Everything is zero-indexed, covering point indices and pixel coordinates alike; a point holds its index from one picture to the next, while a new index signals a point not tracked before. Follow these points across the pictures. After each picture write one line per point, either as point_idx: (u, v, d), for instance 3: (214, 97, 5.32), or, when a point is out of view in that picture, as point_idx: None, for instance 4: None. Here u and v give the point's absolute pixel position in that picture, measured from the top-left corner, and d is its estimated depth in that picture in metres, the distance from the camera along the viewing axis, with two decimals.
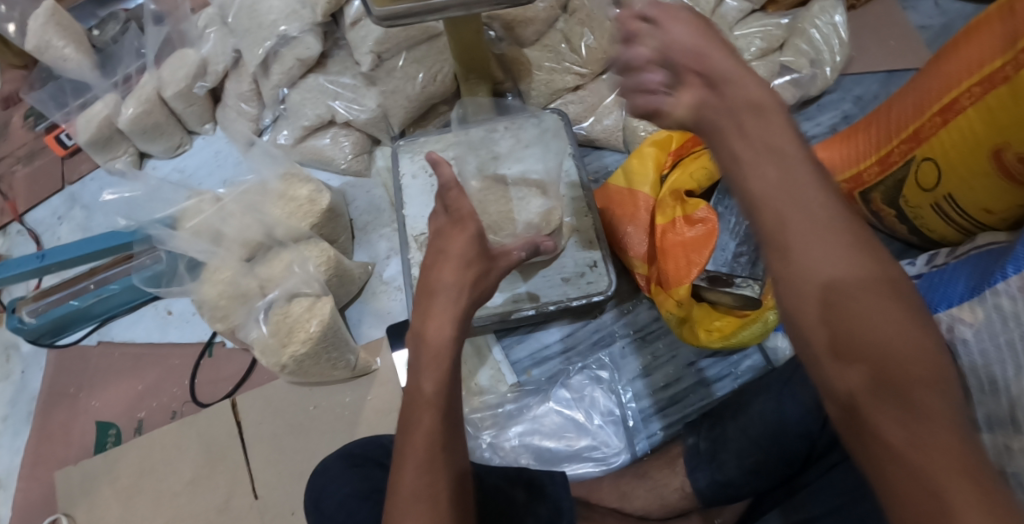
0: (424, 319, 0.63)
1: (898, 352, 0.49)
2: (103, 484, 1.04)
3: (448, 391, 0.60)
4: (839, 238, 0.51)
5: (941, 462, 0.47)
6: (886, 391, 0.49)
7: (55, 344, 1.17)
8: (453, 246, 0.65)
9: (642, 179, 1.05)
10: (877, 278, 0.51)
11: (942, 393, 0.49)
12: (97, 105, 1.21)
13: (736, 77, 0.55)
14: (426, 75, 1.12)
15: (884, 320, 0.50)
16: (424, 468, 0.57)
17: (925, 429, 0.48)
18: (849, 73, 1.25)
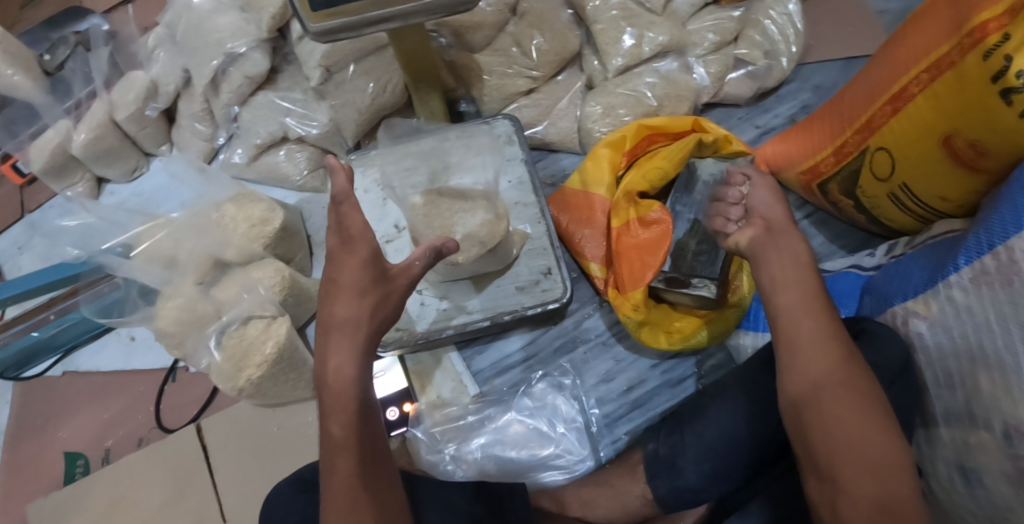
0: (323, 359, 0.70)
1: (867, 425, 0.65)
2: (69, 515, 1.03)
3: (357, 434, 0.69)
4: (826, 334, 0.69)
5: (854, 439, 0.65)
6: (858, 455, 0.64)
7: (20, 377, 1.15)
8: (345, 276, 0.71)
9: (597, 181, 1.04)
10: (854, 367, 0.68)
11: (898, 454, 0.65)
12: (48, 132, 1.20)
13: (785, 229, 0.78)
14: (376, 86, 1.11)
15: (857, 399, 0.67)
16: (347, 509, 0.66)
17: (886, 480, 0.63)
18: (807, 62, 1.25)
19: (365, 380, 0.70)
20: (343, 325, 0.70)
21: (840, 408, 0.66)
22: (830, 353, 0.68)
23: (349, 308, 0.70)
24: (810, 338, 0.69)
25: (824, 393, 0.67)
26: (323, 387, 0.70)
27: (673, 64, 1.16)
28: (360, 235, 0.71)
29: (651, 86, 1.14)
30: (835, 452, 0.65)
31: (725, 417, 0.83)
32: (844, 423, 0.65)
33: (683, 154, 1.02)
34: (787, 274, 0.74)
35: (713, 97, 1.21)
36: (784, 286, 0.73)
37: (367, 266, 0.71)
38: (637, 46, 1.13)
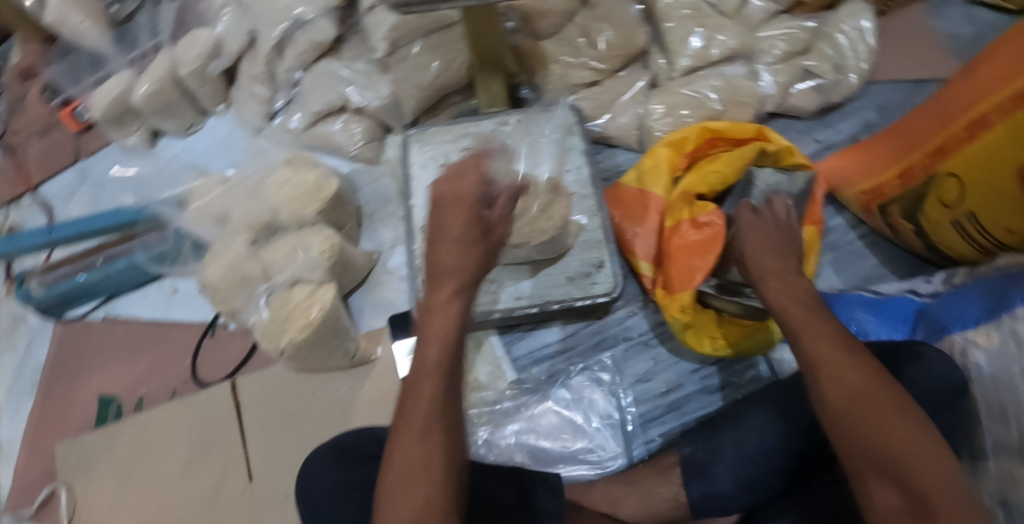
0: (433, 299, 0.70)
1: (888, 437, 0.65)
2: (99, 460, 1.05)
3: (449, 364, 0.68)
4: (837, 356, 0.70)
5: (865, 456, 0.65)
6: (876, 463, 0.65)
7: (62, 317, 1.18)
8: (452, 230, 0.71)
9: (654, 180, 1.03)
10: (871, 382, 0.68)
11: (931, 462, 0.63)
12: (113, 81, 1.21)
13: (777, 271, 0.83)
14: (441, 64, 1.11)
15: (876, 408, 0.66)
16: (420, 436, 0.64)
17: (913, 486, 0.62)
18: (874, 81, 1.22)
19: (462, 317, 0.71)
20: (451, 267, 0.70)
21: (846, 425, 0.67)
22: (840, 372, 0.69)
23: (458, 260, 0.70)
24: (820, 362, 0.71)
25: (840, 413, 0.68)
26: (426, 316, 0.70)
27: (740, 69, 1.14)
28: (469, 189, 0.71)
29: (716, 88, 1.12)
30: (856, 463, 0.66)
31: (765, 428, 0.82)
32: (856, 438, 0.66)
33: (743, 161, 1.03)
34: (782, 305, 0.79)
35: (776, 107, 1.19)
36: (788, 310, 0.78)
37: (470, 221, 0.71)
38: (705, 48, 1.12)
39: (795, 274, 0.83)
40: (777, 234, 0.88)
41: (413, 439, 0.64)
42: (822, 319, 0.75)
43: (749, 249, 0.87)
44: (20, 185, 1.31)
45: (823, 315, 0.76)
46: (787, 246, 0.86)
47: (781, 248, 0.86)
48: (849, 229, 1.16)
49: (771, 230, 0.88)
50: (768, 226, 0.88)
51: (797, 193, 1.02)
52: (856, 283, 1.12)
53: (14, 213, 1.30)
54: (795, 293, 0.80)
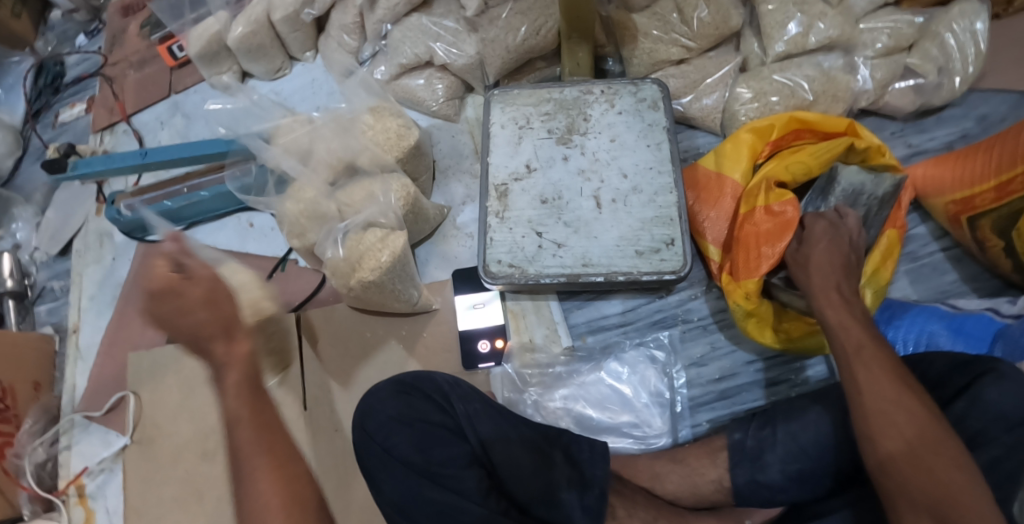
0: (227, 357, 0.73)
1: (932, 473, 0.68)
2: (169, 373, 1.14)
3: (247, 388, 0.73)
4: (889, 390, 0.74)
5: (905, 492, 0.69)
6: (913, 499, 0.68)
7: (145, 240, 1.25)
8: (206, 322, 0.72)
9: (734, 164, 1.01)
10: (923, 420, 0.71)
11: (970, 504, 0.66)
12: (210, 19, 1.25)
13: (832, 286, 0.86)
14: (528, 29, 1.11)
15: (921, 447, 0.70)
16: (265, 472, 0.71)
17: None
18: (978, 88, 1.17)
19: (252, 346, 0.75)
20: (187, 310, 0.72)
21: (888, 455, 0.71)
22: (890, 405, 0.73)
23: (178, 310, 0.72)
24: (870, 394, 0.74)
25: (884, 443, 0.72)
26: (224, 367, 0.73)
27: (838, 60, 1.10)
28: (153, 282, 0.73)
29: (809, 78, 1.09)
30: (892, 496, 0.70)
31: (823, 424, 0.81)
32: (896, 472, 0.70)
33: (830, 155, 1.00)
34: (843, 326, 0.82)
35: (870, 104, 1.14)
36: (844, 335, 0.81)
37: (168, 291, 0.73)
38: (802, 35, 1.08)
39: (855, 296, 0.86)
40: (838, 246, 0.90)
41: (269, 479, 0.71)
42: (879, 347, 0.78)
43: (808, 256, 0.90)
44: (115, 113, 1.35)
45: (881, 346, 0.78)
46: (848, 262, 0.89)
47: (842, 266, 0.88)
48: (930, 240, 1.10)
49: (838, 245, 0.90)
50: (837, 243, 0.90)
51: (880, 197, 0.99)
52: (932, 296, 1.07)
53: (107, 137, 1.34)
54: (856, 316, 0.82)
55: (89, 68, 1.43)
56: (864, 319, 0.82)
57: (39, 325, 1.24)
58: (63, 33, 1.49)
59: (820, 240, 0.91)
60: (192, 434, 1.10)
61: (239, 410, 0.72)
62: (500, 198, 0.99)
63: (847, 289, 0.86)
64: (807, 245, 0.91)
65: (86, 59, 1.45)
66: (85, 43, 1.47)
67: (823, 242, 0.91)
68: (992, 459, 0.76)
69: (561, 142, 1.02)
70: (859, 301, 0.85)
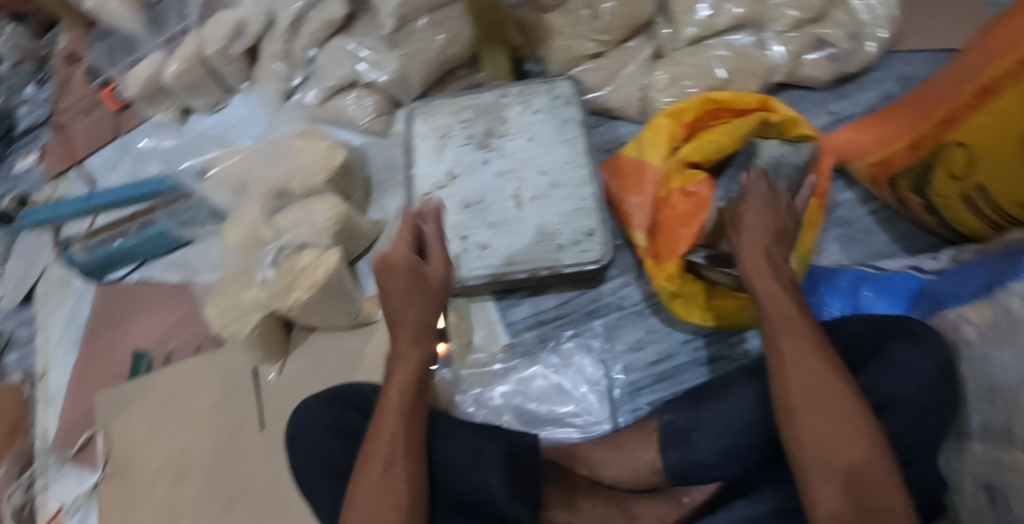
0: (395, 363, 0.75)
1: (850, 456, 0.68)
2: (135, 405, 1.16)
3: (415, 385, 0.75)
4: (814, 364, 0.72)
5: (822, 465, 0.69)
6: (829, 472, 0.68)
7: (103, 281, 1.28)
8: (405, 317, 0.74)
9: (653, 151, 1.03)
10: (845, 397, 0.70)
11: (881, 479, 0.67)
12: (145, 62, 1.29)
13: (761, 250, 0.80)
14: (445, 37, 1.15)
15: (841, 423, 0.69)
16: (382, 472, 0.71)
17: (862, 498, 0.66)
18: (899, 50, 1.18)
19: (422, 356, 0.75)
20: (404, 301, 0.74)
21: (809, 428, 0.70)
22: (814, 379, 0.72)
23: (408, 297, 0.74)
24: (796, 367, 0.72)
25: (805, 419, 0.70)
26: (393, 362, 0.75)
27: (748, 38, 1.13)
28: (384, 266, 0.75)
29: (722, 59, 1.11)
30: (808, 468, 0.69)
31: (746, 398, 0.81)
32: (815, 445, 0.69)
33: (745, 131, 0.99)
34: (773, 295, 0.78)
35: (788, 77, 1.16)
36: (771, 305, 0.77)
37: (411, 281, 0.74)
38: (711, 17, 1.10)
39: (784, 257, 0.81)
40: (774, 211, 0.82)
41: (378, 470, 0.71)
42: (806, 319, 0.75)
43: (738, 218, 0.83)
44: (66, 160, 1.39)
45: (805, 318, 0.76)
46: (784, 228, 0.82)
47: (775, 232, 0.81)
48: (858, 204, 1.12)
49: (777, 213, 0.82)
50: (773, 207, 0.82)
51: (800, 165, 1.02)
52: (864, 259, 1.08)
53: (61, 185, 1.38)
54: (784, 283, 0.79)
55: (39, 119, 1.48)
56: (792, 289, 0.79)
57: (9, 373, 1.28)
58: (11, 86, 1.51)
59: (755, 200, 0.83)
60: (162, 461, 1.12)
61: (394, 401, 0.74)
62: None
63: (778, 252, 0.81)
64: (744, 202, 0.84)
65: (36, 111, 1.49)
66: (33, 93, 1.51)
67: (759, 202, 0.82)
68: (909, 420, 0.76)
69: (481, 147, 1.04)
70: (788, 269, 0.80)
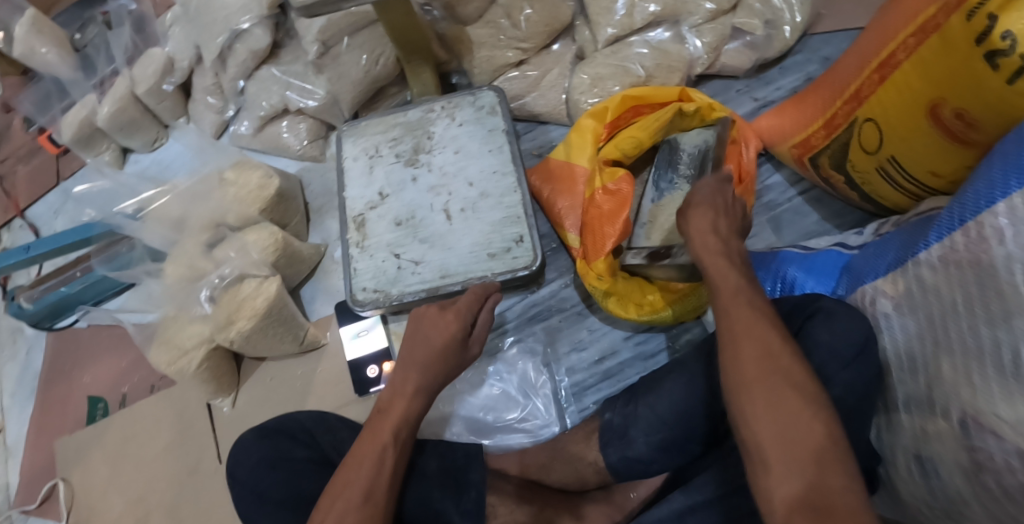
0: (395, 394, 0.77)
1: (808, 433, 0.60)
2: (93, 451, 1.16)
3: (411, 420, 0.76)
4: (766, 335, 0.65)
5: (777, 445, 0.60)
6: (786, 451, 0.59)
7: (54, 328, 1.28)
8: (419, 357, 0.78)
9: (580, 152, 1.05)
10: (796, 372, 0.63)
11: (840, 460, 0.59)
12: (77, 106, 1.28)
13: (713, 230, 0.76)
14: (369, 58, 1.15)
15: (797, 398, 0.61)
16: (361, 501, 0.70)
17: (820, 480, 0.58)
18: (815, 33, 1.21)
19: (421, 408, 0.78)
20: (430, 345, 0.79)
21: (762, 403, 0.62)
22: (766, 351, 0.64)
23: (440, 346, 0.79)
24: (748, 338, 0.65)
25: (758, 394, 0.62)
26: (392, 398, 0.77)
27: (666, 33, 1.15)
28: (427, 314, 0.81)
29: (642, 57, 1.13)
30: (762, 450, 0.60)
31: (677, 390, 0.82)
32: (770, 423, 0.61)
33: (661, 124, 1.02)
34: (717, 269, 0.73)
35: (708, 68, 1.18)
36: (719, 279, 0.71)
37: (454, 338, 0.79)
38: (628, 16, 1.12)
39: (731, 231, 0.77)
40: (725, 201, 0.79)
41: (358, 498, 0.70)
42: (753, 292, 0.69)
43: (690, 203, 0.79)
44: (9, 211, 1.38)
45: (749, 293, 0.69)
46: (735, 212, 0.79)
47: (719, 216, 0.78)
48: (787, 187, 1.15)
49: (721, 198, 0.80)
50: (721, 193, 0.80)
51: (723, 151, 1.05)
52: (796, 240, 1.10)
53: (5, 235, 1.37)
54: (729, 257, 0.74)
55: None
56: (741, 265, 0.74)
57: None
58: None
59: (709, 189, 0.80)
60: (122, 507, 1.11)
61: (384, 431, 0.75)
62: (359, 228, 1.04)
63: (725, 228, 0.77)
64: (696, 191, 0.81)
65: None
66: None
67: (712, 192, 0.80)
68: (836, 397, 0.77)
69: (409, 164, 1.06)
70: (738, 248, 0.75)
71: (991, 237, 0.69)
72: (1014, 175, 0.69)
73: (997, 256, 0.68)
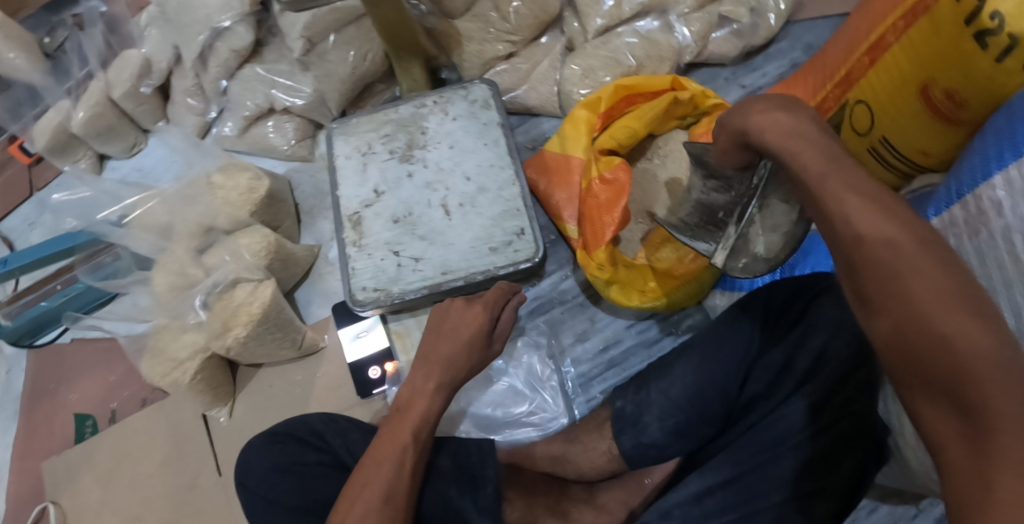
0: (416, 393, 0.79)
1: (950, 346, 0.49)
2: (85, 471, 1.12)
3: (431, 418, 0.77)
4: (876, 233, 0.53)
5: (909, 370, 0.52)
6: (924, 373, 0.51)
7: (34, 344, 1.22)
8: (441, 350, 0.81)
9: (575, 144, 1.04)
10: (926, 270, 0.51)
11: (992, 370, 0.47)
12: (49, 113, 1.23)
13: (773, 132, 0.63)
14: (356, 55, 1.13)
15: (929, 306, 0.50)
16: (383, 500, 0.69)
17: (964, 399, 0.48)
18: (798, 20, 1.23)
19: (443, 404, 0.79)
20: (454, 335, 0.82)
21: (887, 322, 0.52)
22: (879, 255, 0.53)
23: (464, 343, 0.81)
24: (855, 243, 0.54)
25: (880, 311, 0.53)
26: (413, 398, 0.78)
27: (654, 23, 1.15)
28: (446, 313, 0.84)
29: (632, 46, 1.13)
30: (897, 374, 0.53)
31: (688, 374, 0.84)
32: (896, 344, 0.52)
33: (654, 113, 1.03)
34: (792, 154, 0.61)
35: (696, 57, 1.19)
36: (807, 176, 0.59)
37: (477, 334, 0.83)
38: (616, 7, 1.13)
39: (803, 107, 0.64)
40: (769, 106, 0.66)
41: (377, 498, 0.69)
42: (845, 173, 0.57)
43: (740, 125, 0.67)
44: None
45: (850, 173, 0.57)
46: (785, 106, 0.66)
47: (779, 103, 0.65)
48: None
49: (764, 111, 0.65)
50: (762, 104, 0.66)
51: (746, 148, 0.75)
52: None
53: None
54: (806, 139, 0.61)
55: None
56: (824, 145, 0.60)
57: None
58: None
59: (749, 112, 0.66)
60: None
61: (402, 430, 0.75)
62: (355, 227, 1.02)
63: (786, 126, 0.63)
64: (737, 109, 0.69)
65: None
66: None
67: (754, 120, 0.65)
68: None
69: (404, 160, 1.05)
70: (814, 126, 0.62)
71: (989, 210, 0.71)
72: (1007, 147, 0.71)
73: (995, 227, 0.70)
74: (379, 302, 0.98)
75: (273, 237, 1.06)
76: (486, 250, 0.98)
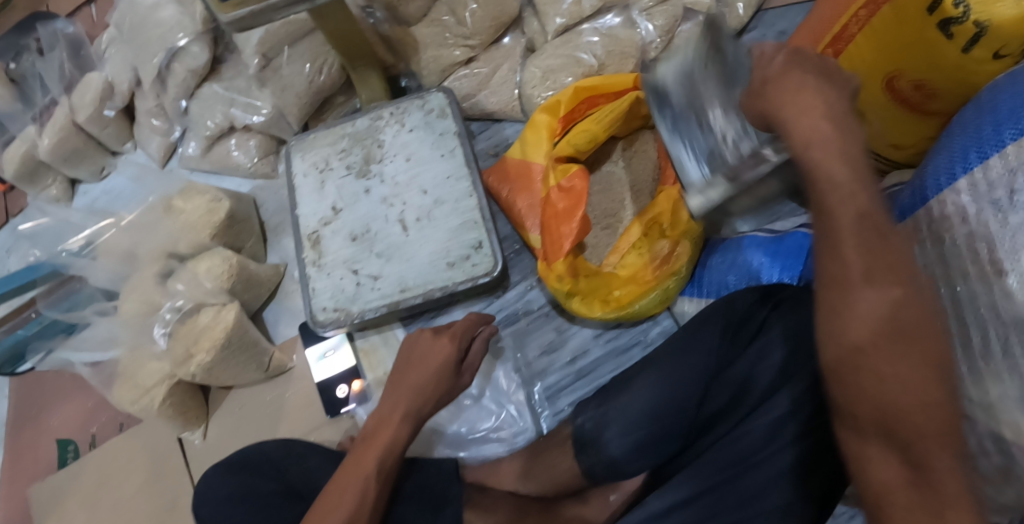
0: (384, 423, 0.77)
1: (911, 404, 0.52)
2: (65, 496, 1.13)
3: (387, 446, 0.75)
4: (878, 282, 0.53)
5: (871, 417, 0.53)
6: (883, 423, 0.53)
7: (16, 372, 1.23)
8: (414, 379, 0.79)
9: (536, 150, 1.01)
10: (909, 326, 0.53)
11: (943, 434, 0.51)
12: (18, 140, 1.23)
13: (804, 119, 0.57)
14: (312, 67, 1.11)
15: (902, 364, 0.52)
16: None
17: (917, 456, 0.51)
18: (770, 7, 1.18)
19: (407, 435, 0.77)
20: (423, 365, 0.80)
21: (867, 369, 0.53)
22: (876, 305, 0.53)
23: (432, 374, 0.79)
24: (859, 286, 0.53)
25: (863, 355, 0.53)
26: (377, 429, 0.76)
27: (616, 19, 1.11)
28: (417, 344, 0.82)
29: (593, 45, 1.09)
30: (859, 417, 0.54)
31: (647, 390, 0.80)
32: (868, 392, 0.53)
33: (615, 115, 1.00)
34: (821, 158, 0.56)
35: None
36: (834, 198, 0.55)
37: (445, 366, 0.80)
38: (576, 5, 1.09)
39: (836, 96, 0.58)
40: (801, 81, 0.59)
41: None
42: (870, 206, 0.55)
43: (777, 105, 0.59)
44: None
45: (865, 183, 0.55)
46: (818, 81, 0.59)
47: (818, 88, 0.58)
48: None
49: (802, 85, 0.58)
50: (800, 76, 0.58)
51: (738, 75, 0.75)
52: None
53: None
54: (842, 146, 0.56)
55: None
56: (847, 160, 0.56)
57: None
58: None
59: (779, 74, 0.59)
60: None
61: (365, 458, 0.74)
62: (314, 246, 1.00)
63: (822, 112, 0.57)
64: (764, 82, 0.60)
65: None
66: None
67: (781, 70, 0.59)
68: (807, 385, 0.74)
69: (361, 176, 1.03)
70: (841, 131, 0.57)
71: (953, 216, 0.66)
72: (973, 147, 0.66)
73: (959, 235, 0.65)
74: (339, 323, 0.97)
75: (233, 259, 1.04)
76: (444, 265, 0.97)
